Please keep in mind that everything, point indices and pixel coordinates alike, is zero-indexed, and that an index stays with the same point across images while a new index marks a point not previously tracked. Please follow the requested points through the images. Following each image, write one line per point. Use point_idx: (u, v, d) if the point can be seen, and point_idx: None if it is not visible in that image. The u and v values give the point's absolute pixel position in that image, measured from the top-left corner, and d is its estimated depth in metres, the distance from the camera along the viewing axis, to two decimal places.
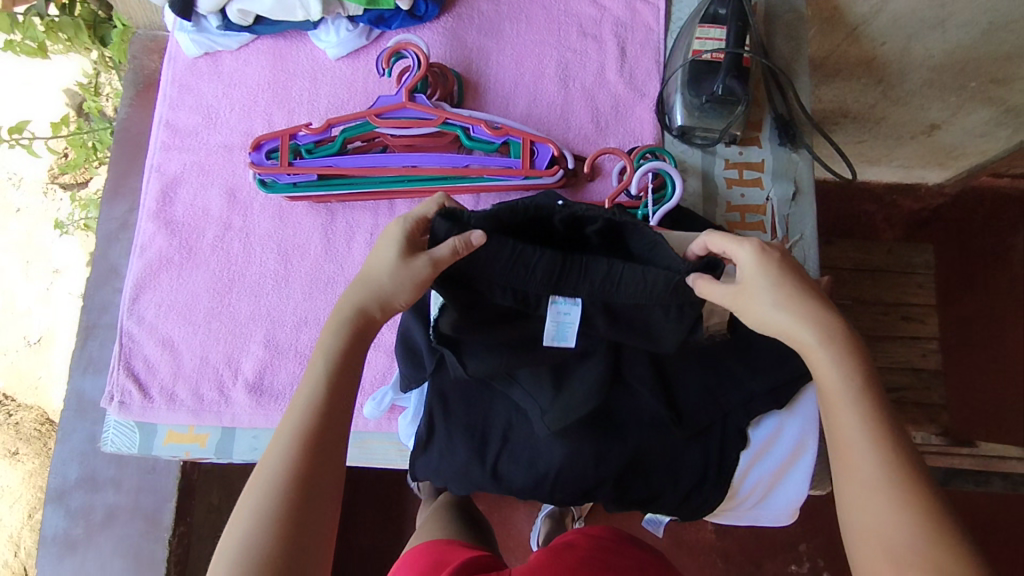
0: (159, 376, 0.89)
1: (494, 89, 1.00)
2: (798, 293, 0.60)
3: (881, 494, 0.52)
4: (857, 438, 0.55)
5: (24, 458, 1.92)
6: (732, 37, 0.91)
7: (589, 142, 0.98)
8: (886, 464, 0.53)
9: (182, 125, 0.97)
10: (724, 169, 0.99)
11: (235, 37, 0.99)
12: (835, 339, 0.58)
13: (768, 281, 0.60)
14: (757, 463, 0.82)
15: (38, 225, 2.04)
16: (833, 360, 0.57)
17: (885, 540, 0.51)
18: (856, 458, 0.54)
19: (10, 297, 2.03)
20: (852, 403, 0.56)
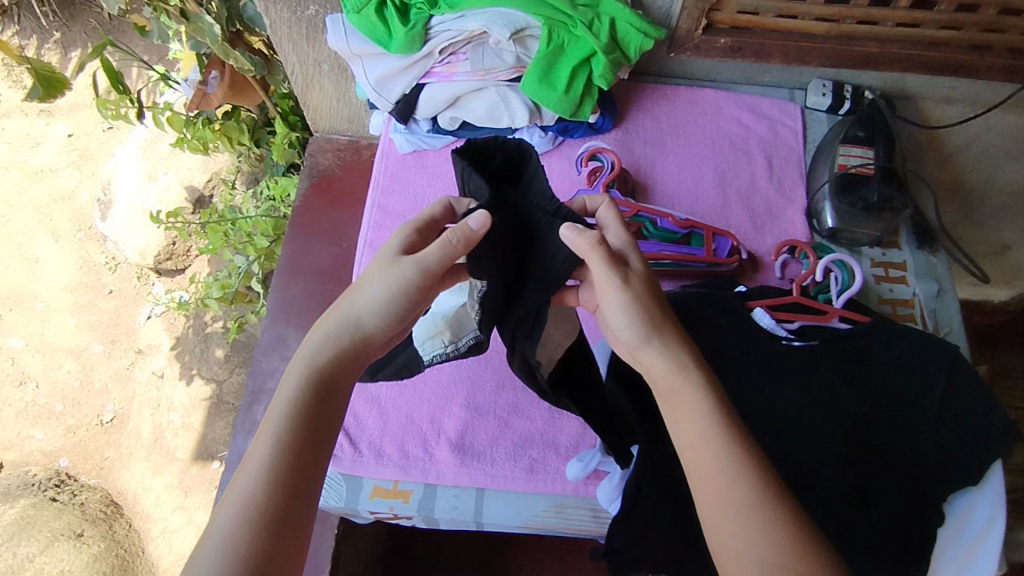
0: (368, 431, 0.95)
1: (661, 190, 1.13)
2: (653, 300, 0.70)
3: (754, 500, 0.62)
4: (710, 452, 0.65)
5: (88, 541, 1.93)
6: (882, 154, 1.07)
7: (749, 238, 1.09)
8: (745, 481, 0.63)
9: (393, 209, 1.11)
10: (871, 267, 1.09)
11: (440, 138, 1.16)
12: (670, 344, 0.69)
13: (642, 285, 0.70)
14: (953, 542, 0.85)
15: (127, 308, 2.26)
16: (663, 367, 0.69)
17: (753, 553, 0.60)
18: (714, 469, 0.64)
19: (88, 375, 2.16)
20: (699, 411, 0.66)
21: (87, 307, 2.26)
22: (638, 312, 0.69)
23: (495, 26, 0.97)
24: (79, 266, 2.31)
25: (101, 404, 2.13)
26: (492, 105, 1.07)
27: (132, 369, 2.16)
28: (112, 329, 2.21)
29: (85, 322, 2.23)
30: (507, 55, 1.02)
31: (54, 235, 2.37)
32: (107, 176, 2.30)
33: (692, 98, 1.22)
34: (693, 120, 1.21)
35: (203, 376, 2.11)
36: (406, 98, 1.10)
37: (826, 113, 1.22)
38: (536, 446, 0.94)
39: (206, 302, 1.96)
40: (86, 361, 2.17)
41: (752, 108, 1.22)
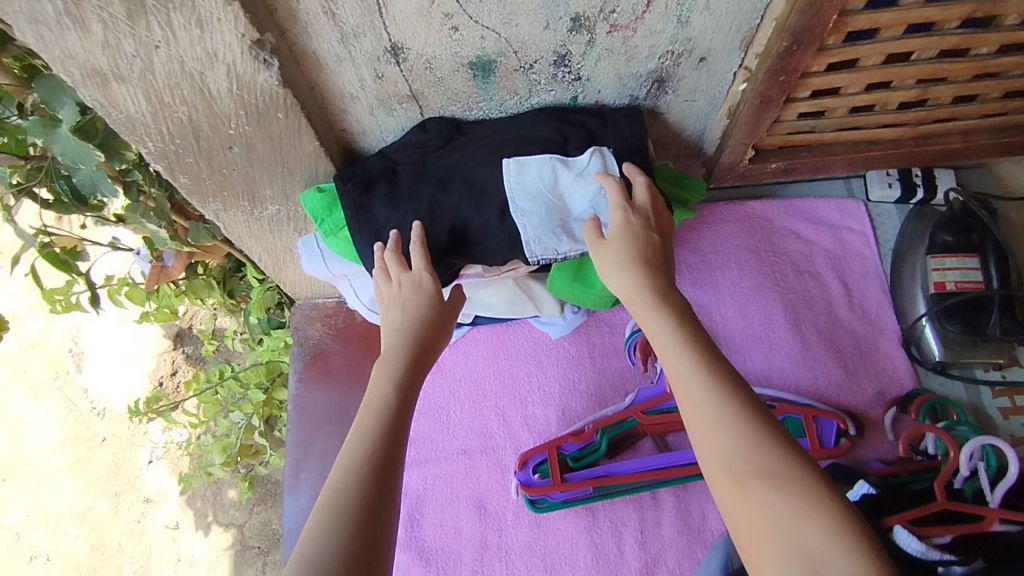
0: None
1: (726, 346, 0.95)
2: (646, 270, 0.67)
3: (742, 436, 0.52)
4: (702, 402, 0.55)
5: None
6: (996, 272, 0.89)
7: (843, 389, 0.92)
8: (738, 432, 0.52)
9: (414, 435, 0.92)
10: (993, 397, 0.92)
11: (455, 330, 0.97)
12: (664, 314, 0.63)
13: (625, 234, 0.70)
14: None
15: (127, 456, 1.76)
16: (669, 336, 0.60)
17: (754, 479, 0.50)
18: (700, 420, 0.54)
19: (99, 536, 1.70)
20: (697, 384, 0.56)
21: (83, 463, 1.75)
22: (626, 263, 0.68)
23: (517, 199, 0.77)
24: (66, 418, 1.79)
25: (118, 568, 1.69)
26: (512, 298, 0.90)
27: (143, 524, 1.70)
28: (113, 482, 1.73)
29: (83, 481, 1.75)
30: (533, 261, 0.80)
31: (31, 389, 1.82)
32: (70, 324, 1.85)
33: (735, 215, 1.03)
34: (741, 243, 1.02)
35: (218, 522, 1.68)
36: None
37: (894, 205, 1.03)
38: None
39: (209, 470, 1.60)
40: (93, 523, 1.71)
41: (808, 215, 1.03)
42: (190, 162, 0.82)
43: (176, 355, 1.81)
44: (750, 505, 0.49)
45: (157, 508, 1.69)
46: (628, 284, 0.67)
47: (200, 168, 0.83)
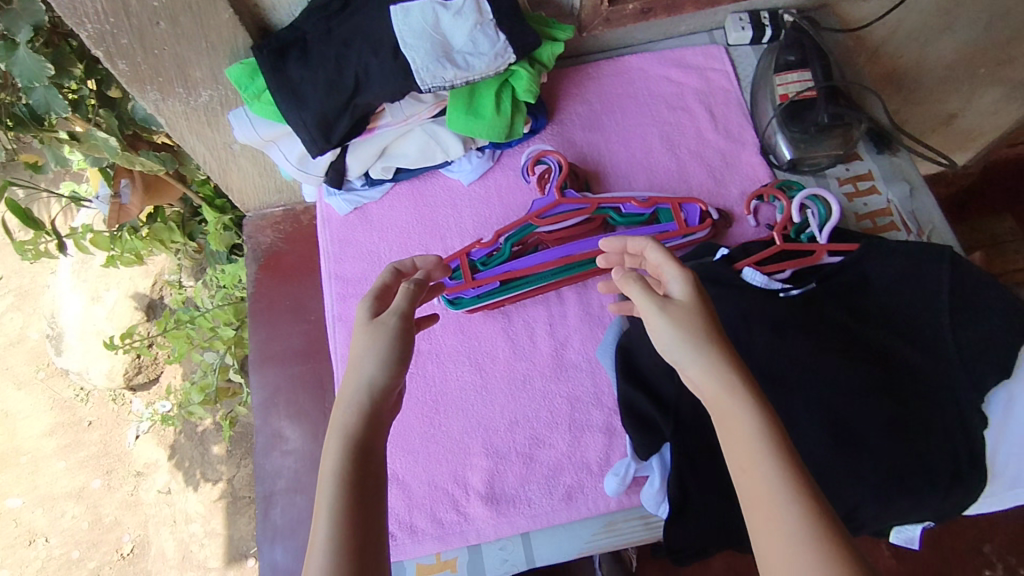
0: (394, 512, 0.90)
1: (613, 172, 1.11)
2: (710, 328, 0.62)
3: (820, 564, 0.50)
4: (795, 533, 0.51)
5: None
6: (820, 74, 1.02)
7: (713, 193, 1.07)
8: (832, 570, 0.50)
9: (351, 274, 1.05)
10: (840, 186, 1.07)
11: (379, 188, 1.11)
12: (746, 399, 0.57)
13: (690, 312, 0.63)
14: (1002, 442, 0.84)
15: (113, 433, 1.86)
16: (751, 433, 0.56)
17: (798, 552, 0.51)
18: (784, 546, 0.52)
19: (95, 512, 1.80)
20: (767, 468, 0.54)
21: (71, 446, 1.85)
22: (691, 338, 0.61)
23: (405, 37, 0.92)
24: (52, 406, 1.88)
25: (118, 537, 1.79)
26: (422, 145, 1.05)
27: (136, 495, 1.81)
28: (103, 460, 1.84)
29: (73, 461, 1.84)
30: (428, 91, 0.95)
31: (14, 382, 1.90)
32: (48, 308, 1.92)
33: (615, 70, 1.19)
34: (622, 92, 1.17)
35: (208, 478, 1.82)
36: (335, 164, 1.05)
37: (750, 46, 1.19)
38: (568, 470, 0.91)
39: (191, 410, 1.72)
40: (89, 500, 1.80)
41: (677, 62, 1.18)
42: (126, 44, 0.95)
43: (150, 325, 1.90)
44: (793, 562, 0.51)
45: (149, 478, 1.80)
46: (703, 371, 0.59)
47: (135, 50, 0.96)
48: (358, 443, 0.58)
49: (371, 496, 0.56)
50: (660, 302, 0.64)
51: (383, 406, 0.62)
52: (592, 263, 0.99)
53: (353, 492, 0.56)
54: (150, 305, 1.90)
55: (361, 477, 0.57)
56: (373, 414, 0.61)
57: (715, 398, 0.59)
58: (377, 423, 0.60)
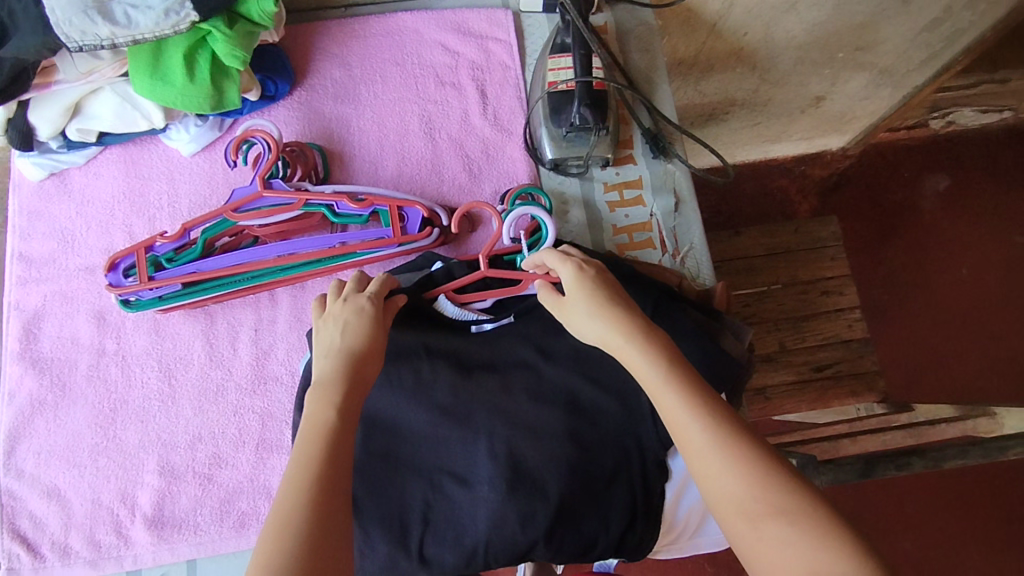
0: (48, 531, 0.82)
1: (359, 155, 0.97)
2: (601, 296, 0.64)
3: (727, 462, 0.51)
4: (702, 445, 0.52)
5: None
6: (579, 64, 0.89)
7: (464, 191, 0.96)
8: (746, 473, 0.50)
9: (37, 255, 0.92)
10: (605, 192, 0.97)
11: (81, 152, 0.94)
12: (636, 346, 0.59)
13: (584, 286, 0.66)
14: (683, 493, 0.82)
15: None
16: (648, 371, 0.57)
17: (726, 479, 0.50)
18: (700, 462, 0.52)
19: None
20: (670, 400, 0.55)
21: None
22: (581, 313, 0.65)
23: None
24: None
25: None
26: (117, 108, 0.88)
27: None
28: None
29: None
30: (82, 49, 0.77)
31: None
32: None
33: (385, 29, 1.02)
34: (389, 57, 1.01)
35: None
36: (14, 124, 0.87)
37: (545, 15, 1.04)
38: (247, 496, 0.83)
39: None
40: None
41: (457, 26, 1.02)
42: None
43: None
44: (735, 497, 0.50)
45: None
46: (601, 334, 0.63)
47: None
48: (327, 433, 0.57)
49: (341, 475, 0.54)
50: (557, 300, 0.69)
51: (348, 390, 0.60)
52: (301, 265, 0.87)
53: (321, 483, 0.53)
54: None
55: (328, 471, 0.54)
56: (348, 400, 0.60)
57: (615, 348, 0.61)
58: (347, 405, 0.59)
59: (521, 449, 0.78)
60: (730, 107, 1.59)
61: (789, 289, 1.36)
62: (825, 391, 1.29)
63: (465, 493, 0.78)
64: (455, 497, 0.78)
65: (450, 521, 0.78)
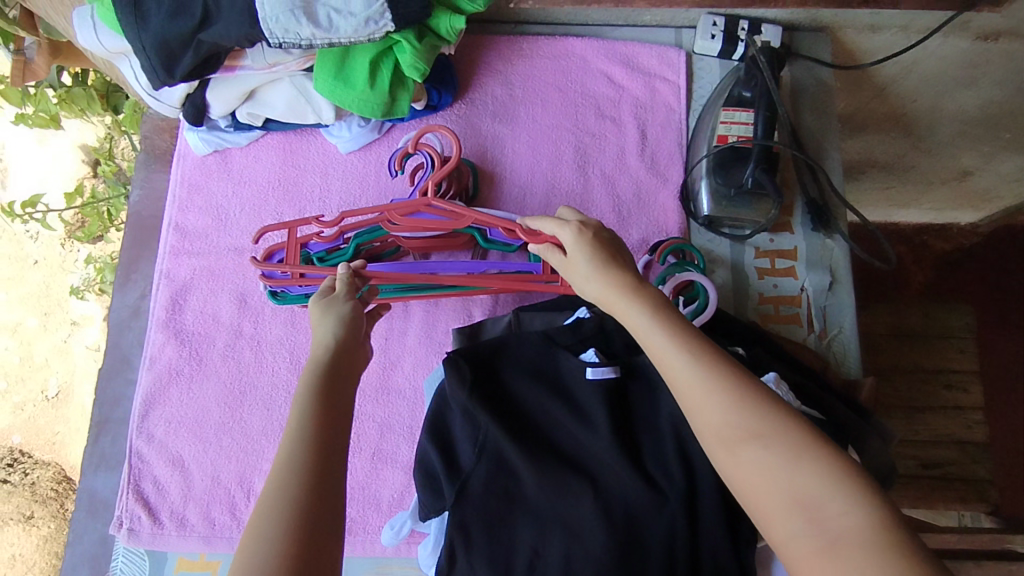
0: (169, 499, 0.85)
1: (509, 179, 0.96)
2: (598, 252, 0.68)
3: (725, 402, 0.55)
4: (688, 379, 0.57)
5: (39, 521, 1.79)
6: (761, 128, 0.86)
7: (611, 233, 0.94)
8: (731, 409, 0.54)
9: (192, 227, 0.94)
10: (755, 257, 0.93)
11: (245, 133, 0.96)
12: (632, 301, 0.64)
13: (587, 248, 0.69)
14: None
15: (56, 279, 1.92)
16: (639, 321, 0.62)
17: (725, 416, 0.54)
18: (694, 395, 0.56)
19: (28, 349, 1.88)
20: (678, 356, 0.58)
21: (15, 282, 1.92)
22: (591, 269, 0.68)
23: None
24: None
25: (45, 378, 1.88)
26: (290, 100, 0.89)
27: (69, 342, 1.89)
28: (43, 302, 1.91)
29: (14, 296, 1.91)
30: (282, 46, 0.77)
31: None
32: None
33: (553, 52, 1.00)
34: (552, 81, 0.99)
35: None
36: (192, 99, 0.90)
37: (718, 60, 1.00)
38: (355, 504, 0.84)
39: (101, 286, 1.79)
40: (23, 336, 1.89)
41: (626, 59, 1.00)
42: None
43: (94, 181, 1.92)
44: (731, 430, 0.54)
45: (81, 329, 1.87)
46: (596, 292, 0.68)
47: None
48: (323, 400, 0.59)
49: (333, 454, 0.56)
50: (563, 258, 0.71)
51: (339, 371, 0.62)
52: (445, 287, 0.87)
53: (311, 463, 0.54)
54: (97, 162, 1.91)
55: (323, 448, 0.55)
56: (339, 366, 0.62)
57: (609, 300, 0.66)
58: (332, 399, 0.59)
59: (640, 521, 0.72)
60: (869, 168, 1.50)
61: (909, 375, 1.28)
62: (931, 491, 1.22)
63: (574, 548, 0.72)
64: (562, 555, 0.72)
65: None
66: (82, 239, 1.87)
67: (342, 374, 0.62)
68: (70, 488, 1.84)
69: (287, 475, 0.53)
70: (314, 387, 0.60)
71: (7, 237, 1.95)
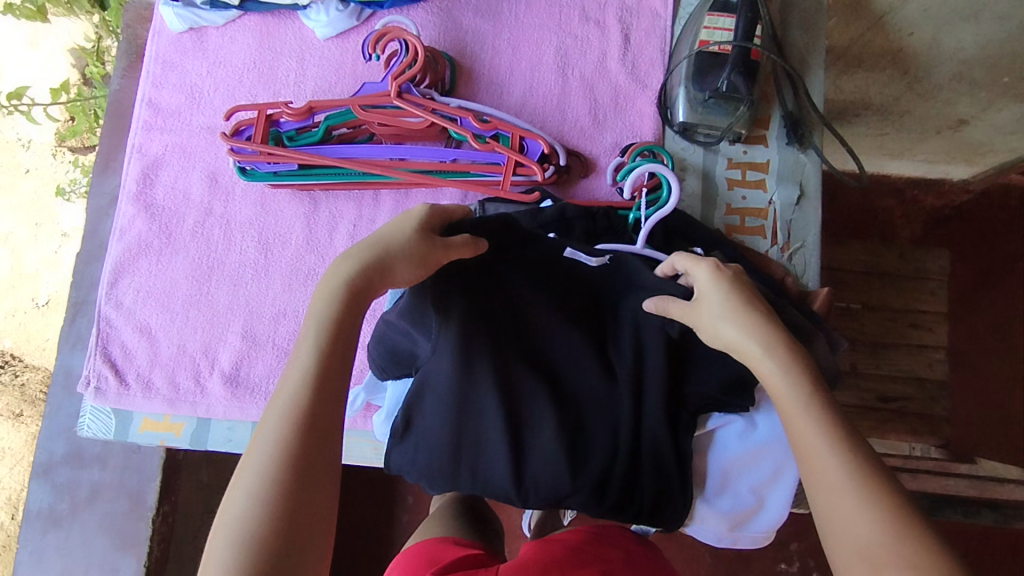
0: (136, 363, 0.87)
1: (487, 76, 0.95)
2: (743, 301, 0.63)
3: (864, 507, 0.50)
4: (837, 483, 0.51)
5: (28, 419, 1.83)
6: (742, 29, 0.85)
7: (585, 136, 0.93)
8: (848, 462, 0.52)
9: (165, 104, 0.94)
10: (726, 168, 0.94)
11: (222, 13, 0.95)
12: (784, 370, 0.58)
13: (723, 293, 0.64)
14: (751, 473, 0.79)
15: (46, 188, 1.92)
16: (790, 394, 0.57)
17: (866, 525, 0.49)
18: (832, 493, 0.51)
19: (19, 258, 1.90)
20: (810, 421, 0.55)
21: (8, 189, 1.92)
22: (731, 319, 0.62)
23: None
24: None
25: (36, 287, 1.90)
26: None
27: (59, 254, 1.90)
28: (35, 211, 1.91)
29: (6, 205, 1.92)
30: None
31: None
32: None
33: None
34: None
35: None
36: None
37: None
38: None
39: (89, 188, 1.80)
40: (14, 245, 1.90)
41: None
42: None
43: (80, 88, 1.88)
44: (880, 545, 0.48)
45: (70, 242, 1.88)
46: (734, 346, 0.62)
47: None
48: (318, 375, 0.57)
49: (321, 421, 0.55)
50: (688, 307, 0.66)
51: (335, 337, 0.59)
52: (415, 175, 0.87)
53: (296, 429, 0.54)
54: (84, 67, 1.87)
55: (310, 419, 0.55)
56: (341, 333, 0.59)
57: (751, 358, 0.61)
58: (329, 370, 0.57)
59: (584, 406, 0.77)
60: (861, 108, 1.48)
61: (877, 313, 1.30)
62: (886, 423, 1.26)
63: (524, 429, 0.76)
64: (508, 442, 0.76)
65: (497, 461, 0.77)
66: (71, 143, 1.88)
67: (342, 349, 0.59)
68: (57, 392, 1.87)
69: (265, 443, 0.53)
70: (312, 359, 0.57)
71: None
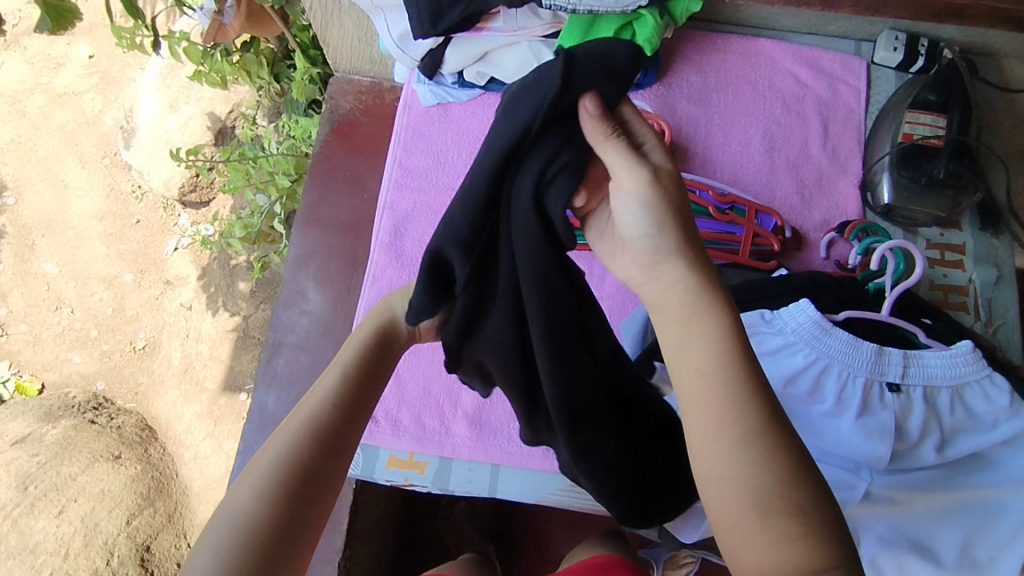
0: (385, 402, 0.93)
1: (702, 156, 1.06)
2: (676, 204, 0.57)
3: (734, 446, 0.53)
4: (719, 435, 0.54)
5: (127, 460, 1.72)
6: (955, 124, 0.96)
7: (796, 212, 1.02)
8: (737, 416, 0.53)
9: (414, 167, 1.05)
10: (926, 248, 1.01)
11: (467, 91, 1.07)
12: (716, 313, 0.57)
13: (667, 187, 0.56)
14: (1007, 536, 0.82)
15: (154, 239, 2.00)
16: (707, 350, 0.56)
17: (739, 482, 0.52)
18: (705, 439, 0.54)
19: (120, 302, 1.95)
20: (723, 383, 0.55)
21: (116, 236, 2.01)
22: (658, 222, 0.57)
23: None
24: (107, 194, 2.06)
25: (135, 332, 1.92)
26: (524, 62, 0.99)
27: (160, 300, 1.93)
28: (140, 260, 1.97)
29: (114, 250, 2.00)
30: (547, 8, 0.89)
31: (80, 160, 2.10)
32: (129, 102, 2.01)
33: (745, 49, 1.11)
34: (742, 74, 1.10)
35: (227, 309, 1.85)
36: (432, 54, 1.01)
37: (895, 70, 1.09)
38: None
39: (228, 240, 1.75)
40: (117, 290, 1.95)
41: (811, 63, 1.10)
42: None
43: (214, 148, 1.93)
44: (726, 480, 0.53)
45: (174, 289, 1.91)
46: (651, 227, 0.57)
47: None
48: (330, 399, 0.64)
49: (328, 445, 0.61)
50: (637, 169, 0.55)
51: (360, 379, 0.67)
52: None
53: (303, 443, 0.59)
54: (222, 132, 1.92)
55: (321, 438, 0.60)
56: (360, 373, 0.67)
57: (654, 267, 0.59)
58: (347, 400, 0.64)
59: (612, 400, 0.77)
60: None
61: None
62: None
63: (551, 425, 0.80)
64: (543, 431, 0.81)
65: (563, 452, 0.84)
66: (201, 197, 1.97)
67: (360, 384, 0.67)
68: (152, 436, 1.78)
69: (271, 456, 0.57)
70: (329, 386, 0.65)
71: (112, 195, 2.06)
